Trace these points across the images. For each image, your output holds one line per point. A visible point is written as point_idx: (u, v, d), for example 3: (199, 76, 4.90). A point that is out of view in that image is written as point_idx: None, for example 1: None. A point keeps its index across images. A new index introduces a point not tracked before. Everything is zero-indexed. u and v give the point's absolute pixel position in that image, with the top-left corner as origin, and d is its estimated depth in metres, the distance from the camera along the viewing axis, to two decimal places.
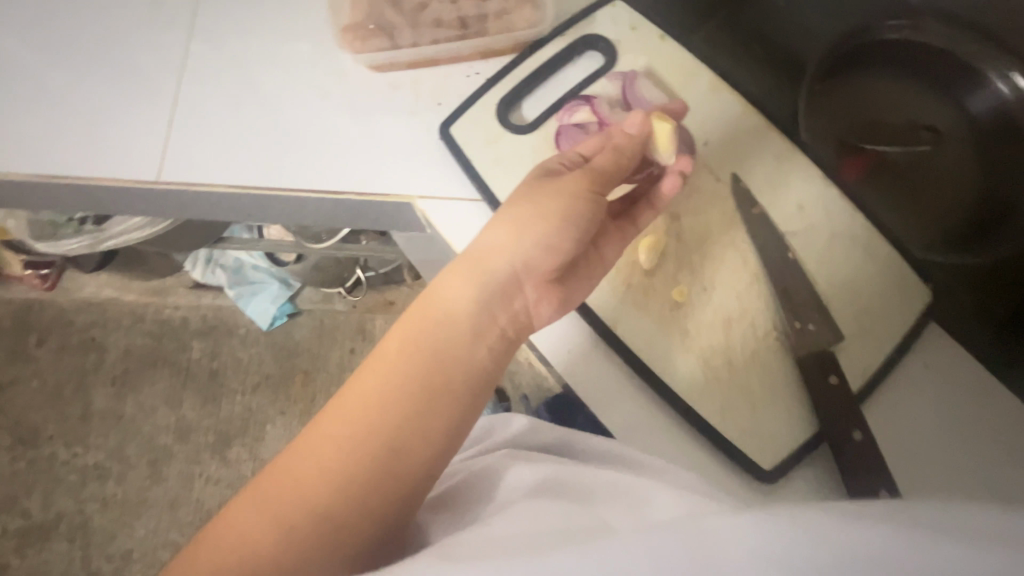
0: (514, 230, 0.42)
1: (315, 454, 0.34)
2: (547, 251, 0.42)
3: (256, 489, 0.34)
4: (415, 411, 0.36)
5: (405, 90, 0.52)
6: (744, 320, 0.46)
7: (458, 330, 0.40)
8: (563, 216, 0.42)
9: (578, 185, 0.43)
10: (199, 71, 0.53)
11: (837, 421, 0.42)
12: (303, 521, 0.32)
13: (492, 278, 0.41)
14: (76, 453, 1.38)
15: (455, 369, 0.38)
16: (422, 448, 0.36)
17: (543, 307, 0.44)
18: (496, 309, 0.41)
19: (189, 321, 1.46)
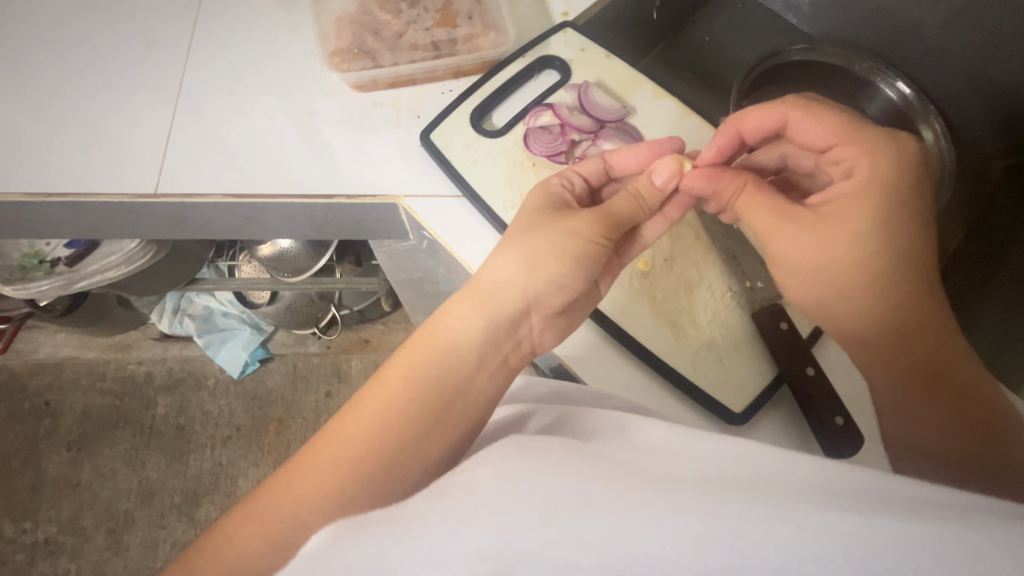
0: (518, 265, 0.45)
1: (316, 474, 0.38)
2: (555, 289, 0.46)
3: (258, 505, 0.39)
4: (416, 437, 0.39)
5: (387, 107, 0.58)
6: (703, 285, 0.53)
7: (464, 361, 0.43)
8: (573, 258, 0.46)
9: (589, 230, 0.47)
10: (194, 98, 0.58)
11: (791, 361, 0.49)
12: (293, 530, 0.37)
13: (499, 312, 0.44)
14: (25, 529, 1.27)
15: (459, 399, 0.41)
16: (416, 469, 0.39)
17: (545, 336, 0.47)
18: (501, 340, 0.44)
19: (153, 376, 1.39)
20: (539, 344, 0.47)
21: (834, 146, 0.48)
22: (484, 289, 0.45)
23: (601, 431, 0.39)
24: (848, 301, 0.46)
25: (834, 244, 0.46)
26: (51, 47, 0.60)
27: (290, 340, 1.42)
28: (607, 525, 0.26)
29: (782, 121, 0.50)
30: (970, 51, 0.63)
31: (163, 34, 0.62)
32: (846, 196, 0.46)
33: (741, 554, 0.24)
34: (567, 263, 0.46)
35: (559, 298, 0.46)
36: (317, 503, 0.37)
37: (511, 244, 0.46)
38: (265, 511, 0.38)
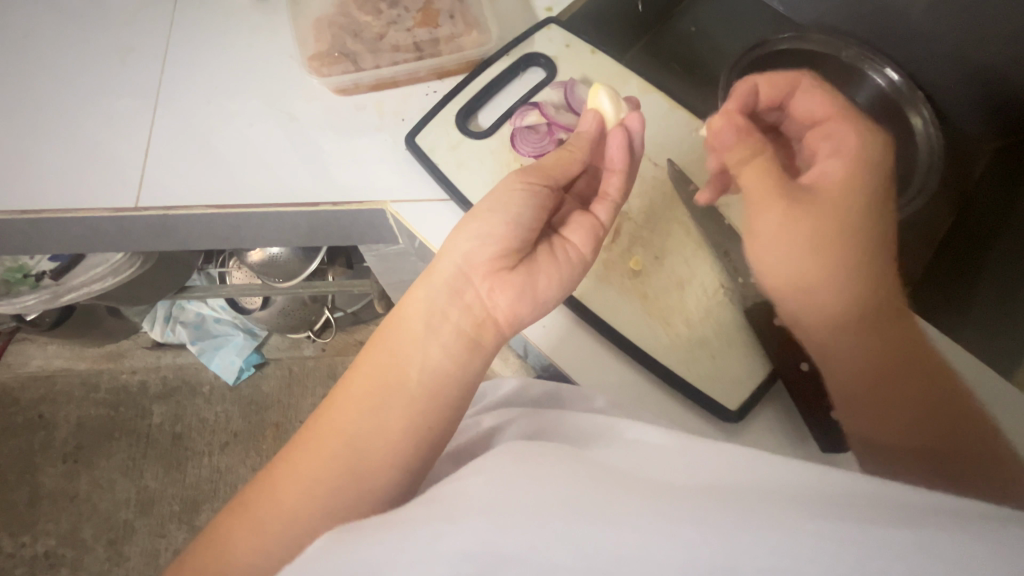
0: (452, 234, 0.45)
1: (298, 471, 0.40)
2: (482, 242, 0.44)
3: (246, 516, 0.40)
4: (375, 412, 0.40)
5: (370, 111, 0.57)
6: (695, 283, 0.53)
7: (414, 334, 0.42)
8: (495, 209, 0.45)
9: (511, 180, 0.47)
10: (172, 106, 0.57)
11: (785, 358, 0.48)
12: (277, 531, 0.38)
13: (438, 281, 0.44)
14: (24, 543, 1.26)
15: (411, 374, 0.41)
16: (380, 448, 0.39)
17: (500, 297, 0.44)
18: (445, 307, 0.43)
19: (148, 385, 1.38)
20: (494, 306, 0.44)
21: (824, 120, 0.50)
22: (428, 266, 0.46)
23: (599, 435, 0.39)
24: (829, 286, 0.45)
25: (811, 219, 0.45)
26: (22, 59, 0.59)
27: (284, 344, 1.42)
28: (606, 539, 0.25)
29: (788, 91, 0.52)
30: (957, 33, 0.62)
31: (138, 41, 0.60)
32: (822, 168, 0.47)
33: (730, 561, 0.24)
34: (494, 216, 0.45)
35: (498, 251, 0.44)
36: (297, 493, 0.39)
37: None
38: (255, 518, 0.39)
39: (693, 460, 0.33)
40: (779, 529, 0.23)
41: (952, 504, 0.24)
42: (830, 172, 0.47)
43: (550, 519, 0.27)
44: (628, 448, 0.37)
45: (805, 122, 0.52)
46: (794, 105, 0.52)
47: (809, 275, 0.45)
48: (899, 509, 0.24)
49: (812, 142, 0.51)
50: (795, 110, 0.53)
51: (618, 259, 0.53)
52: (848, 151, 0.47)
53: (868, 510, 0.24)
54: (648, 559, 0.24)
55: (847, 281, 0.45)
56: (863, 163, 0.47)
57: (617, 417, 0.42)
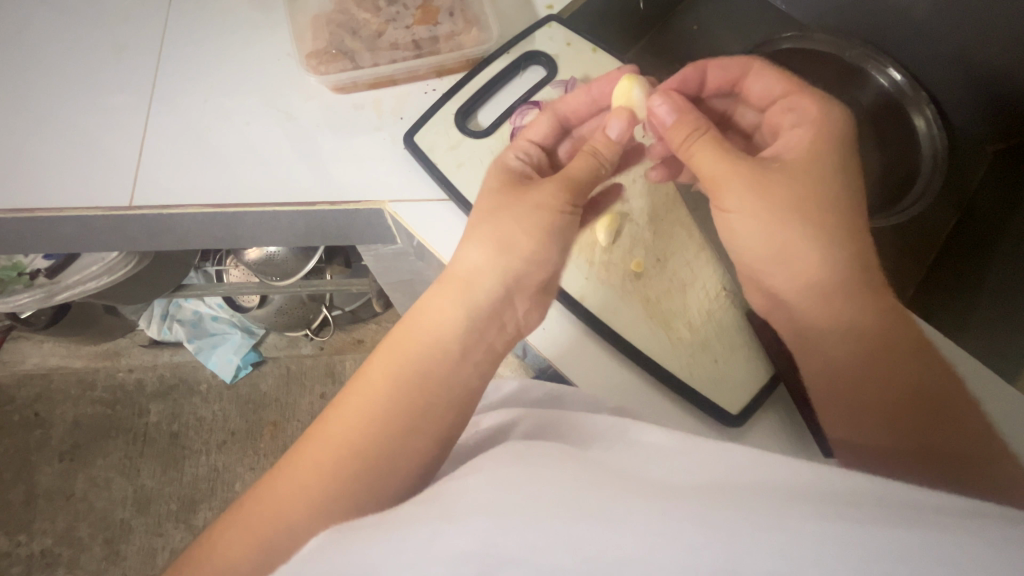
0: (495, 252, 0.46)
1: (301, 476, 0.39)
2: (534, 268, 0.47)
3: (242, 522, 0.39)
4: (402, 429, 0.41)
5: (368, 109, 0.56)
6: (697, 286, 0.52)
7: (448, 351, 0.44)
8: (545, 232, 0.47)
9: (553, 202, 0.47)
10: (167, 104, 0.56)
11: (788, 361, 0.48)
12: (274, 536, 0.38)
13: (478, 299, 0.46)
14: (20, 542, 1.26)
15: (443, 389, 0.43)
16: (402, 462, 0.40)
17: (531, 317, 0.49)
18: (483, 326, 0.46)
19: (144, 383, 1.37)
20: (524, 325, 0.48)
21: (783, 96, 0.52)
22: (461, 279, 0.46)
23: (599, 436, 0.39)
24: (807, 260, 0.47)
25: (778, 189, 0.46)
26: (15, 55, 0.58)
27: (282, 342, 1.41)
28: (606, 542, 0.25)
29: (737, 76, 0.54)
30: (962, 33, 0.62)
31: (133, 37, 0.59)
32: (792, 147, 0.48)
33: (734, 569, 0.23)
34: (541, 240, 0.47)
35: (540, 275, 0.48)
36: (303, 500, 0.38)
37: (480, 228, 0.47)
38: (251, 523, 0.39)
39: (693, 461, 0.33)
40: (780, 531, 0.23)
41: (960, 507, 0.24)
42: (795, 141, 0.49)
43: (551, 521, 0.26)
44: (628, 448, 0.36)
45: (763, 101, 0.54)
46: (748, 88, 0.54)
47: (785, 251, 0.47)
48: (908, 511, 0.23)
49: (777, 118, 0.52)
50: (750, 91, 0.54)
51: (619, 261, 0.52)
52: (809, 120, 0.49)
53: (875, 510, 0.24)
54: (651, 565, 0.24)
55: (814, 249, 0.46)
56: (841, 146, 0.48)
57: (617, 417, 0.42)
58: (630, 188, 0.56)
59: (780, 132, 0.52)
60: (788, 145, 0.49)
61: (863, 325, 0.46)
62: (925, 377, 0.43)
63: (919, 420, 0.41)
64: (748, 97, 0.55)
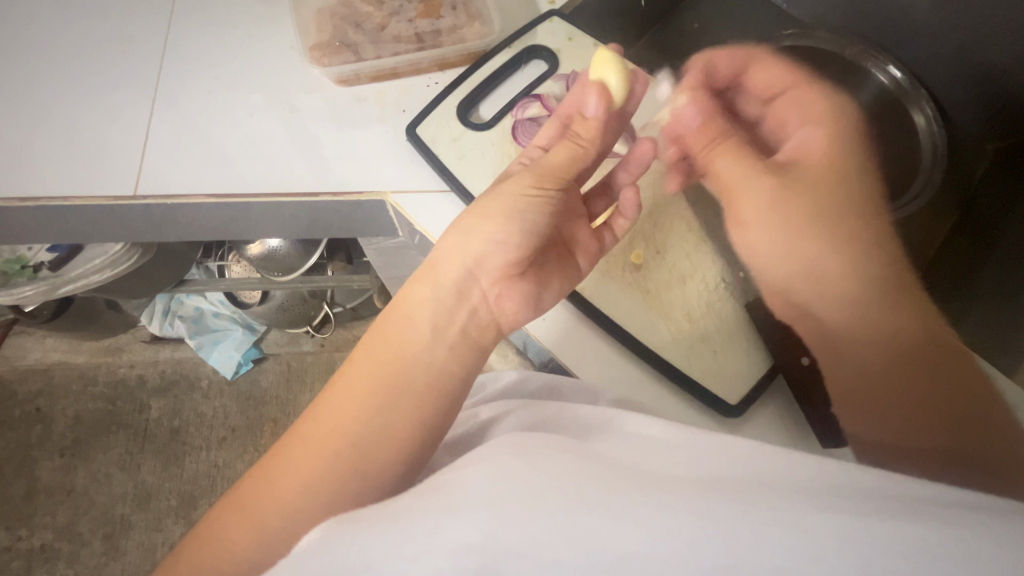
0: (463, 235, 0.44)
1: (289, 467, 0.39)
2: (498, 250, 0.43)
3: (240, 512, 0.39)
4: (373, 416, 0.40)
5: (371, 102, 0.57)
6: (697, 278, 0.52)
7: (417, 336, 0.42)
8: (509, 214, 0.44)
9: (524, 181, 0.45)
10: (172, 95, 0.56)
11: (787, 353, 0.48)
12: (269, 525, 0.38)
13: (445, 283, 0.43)
14: (20, 536, 1.26)
15: (415, 374, 0.41)
16: (386, 448, 0.39)
17: (508, 302, 0.45)
18: (453, 310, 0.43)
19: (146, 379, 1.38)
20: (499, 311, 0.45)
21: (785, 92, 0.51)
22: (432, 263, 0.45)
23: (592, 428, 0.39)
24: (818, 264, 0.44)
25: (803, 198, 0.45)
26: (21, 46, 0.58)
27: (283, 339, 1.42)
28: (606, 535, 0.25)
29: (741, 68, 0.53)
30: (960, 30, 0.62)
31: (138, 30, 0.60)
32: (810, 148, 0.48)
33: (734, 557, 0.23)
34: (509, 221, 0.43)
35: (507, 257, 0.44)
36: (285, 488, 0.39)
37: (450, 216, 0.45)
38: (254, 508, 0.39)
39: (692, 453, 0.33)
40: (780, 525, 0.23)
41: (954, 499, 0.24)
42: (811, 142, 0.48)
43: (551, 515, 0.26)
44: (627, 440, 0.36)
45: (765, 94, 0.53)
46: (750, 78, 0.53)
47: (805, 258, 0.45)
48: (904, 503, 0.24)
49: (782, 112, 0.52)
50: (749, 82, 0.53)
51: (619, 253, 0.53)
52: (819, 121, 0.49)
53: (871, 504, 0.24)
54: (650, 558, 0.24)
55: (832, 256, 0.44)
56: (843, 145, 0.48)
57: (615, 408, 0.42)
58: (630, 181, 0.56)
59: (786, 129, 0.51)
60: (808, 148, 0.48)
61: (897, 326, 0.40)
62: (962, 373, 0.38)
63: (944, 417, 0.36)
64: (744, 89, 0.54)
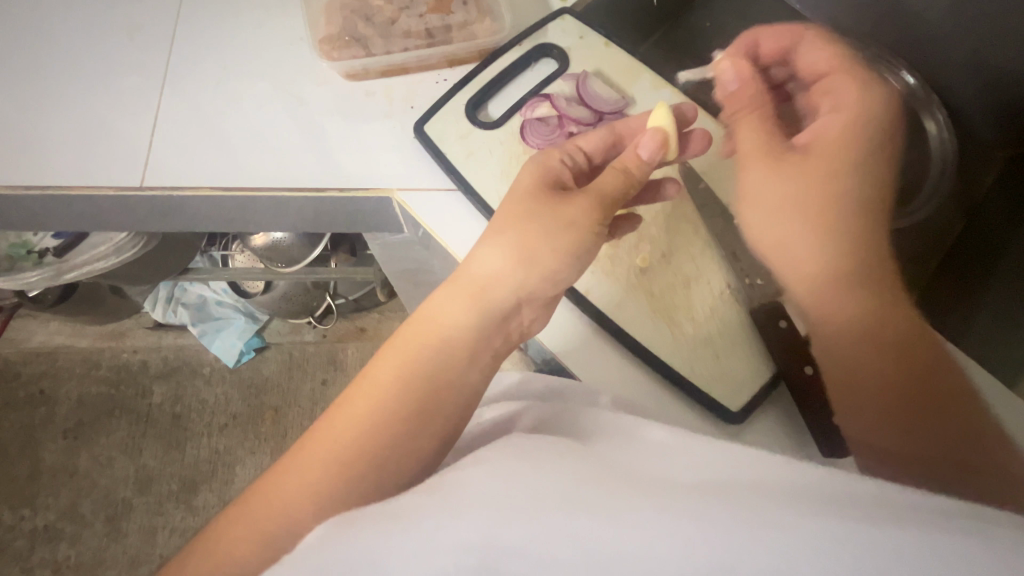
0: (514, 261, 0.46)
1: (307, 473, 0.40)
2: (548, 283, 0.47)
3: (251, 510, 0.40)
4: (404, 429, 0.41)
5: (379, 97, 0.56)
6: (702, 282, 0.51)
7: (456, 354, 0.45)
8: (566, 250, 0.46)
9: (583, 214, 0.46)
10: (180, 85, 0.56)
11: (792, 360, 0.47)
12: (283, 526, 0.38)
13: (491, 305, 0.46)
14: (23, 516, 1.27)
15: (448, 392, 0.43)
16: (408, 461, 0.41)
17: (536, 326, 0.49)
18: (491, 333, 0.46)
19: (149, 364, 1.38)
20: (528, 333, 0.49)
21: (828, 75, 0.52)
22: (476, 284, 0.46)
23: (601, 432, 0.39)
24: (803, 250, 0.46)
25: (791, 168, 0.48)
26: (31, 32, 0.58)
27: (285, 329, 1.42)
28: (608, 536, 0.25)
29: (792, 42, 0.54)
30: (974, 37, 0.61)
31: (148, 18, 0.60)
32: (830, 126, 0.49)
33: (731, 555, 0.23)
34: (561, 255, 0.46)
35: (550, 286, 0.47)
36: (306, 487, 0.39)
37: (503, 235, 0.46)
38: (263, 504, 0.40)
39: (687, 453, 0.34)
40: (779, 532, 0.23)
41: (954, 511, 0.24)
42: (830, 126, 0.49)
43: (552, 516, 0.26)
44: (627, 443, 0.37)
45: (807, 75, 0.54)
46: (800, 58, 0.54)
47: (786, 237, 0.48)
48: (900, 513, 0.24)
49: (818, 95, 0.53)
50: (797, 62, 0.54)
51: (625, 255, 0.52)
52: (847, 107, 0.49)
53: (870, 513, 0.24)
54: (653, 560, 0.24)
55: (808, 241, 0.46)
56: (857, 129, 0.49)
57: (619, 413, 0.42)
58: None
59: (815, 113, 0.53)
60: (826, 129, 0.49)
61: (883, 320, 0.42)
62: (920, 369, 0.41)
63: (925, 408, 0.39)
64: (794, 66, 0.55)
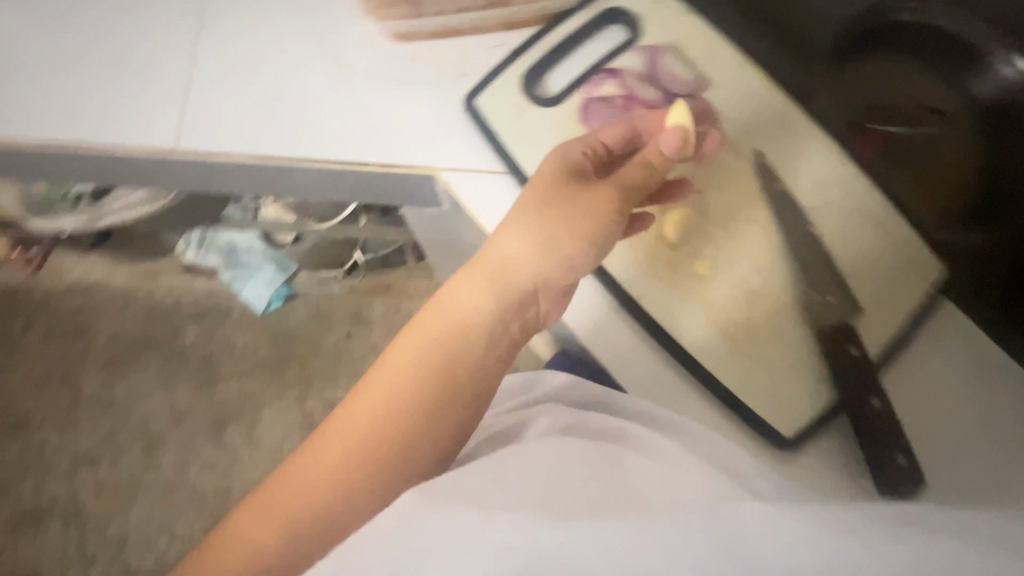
0: (534, 250, 0.45)
1: (332, 451, 0.42)
2: (567, 275, 0.46)
3: (267, 497, 0.42)
4: (423, 418, 0.43)
5: (426, 62, 0.51)
6: (767, 296, 0.47)
7: (472, 341, 0.46)
8: (588, 240, 0.44)
9: (605, 206, 0.44)
10: (214, 37, 0.52)
11: (855, 390, 0.44)
12: (299, 516, 0.41)
13: (510, 291, 0.46)
14: (67, 438, 1.35)
15: (466, 376, 0.45)
16: (426, 446, 0.43)
17: (551, 318, 0.48)
18: (507, 322, 0.46)
19: (181, 304, 1.41)
20: (544, 323, 0.48)
21: None
22: (498, 269, 0.46)
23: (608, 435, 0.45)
24: None
25: None
26: None
27: (314, 279, 1.39)
28: (607, 532, 0.35)
29: None
30: None
31: None
32: None
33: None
34: (584, 244, 0.44)
35: (568, 278, 0.46)
36: (333, 478, 0.41)
37: (526, 221, 0.45)
38: (277, 496, 0.42)
39: (672, 459, 0.41)
40: None
41: None
42: None
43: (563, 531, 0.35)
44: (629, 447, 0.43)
45: None
46: None
47: None
48: None
49: None
50: None
51: (686, 262, 0.48)
52: None
53: None
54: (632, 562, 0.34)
55: None
56: None
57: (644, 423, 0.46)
58: (708, 179, 0.50)
59: None
60: None
61: None
62: None
63: None
64: None
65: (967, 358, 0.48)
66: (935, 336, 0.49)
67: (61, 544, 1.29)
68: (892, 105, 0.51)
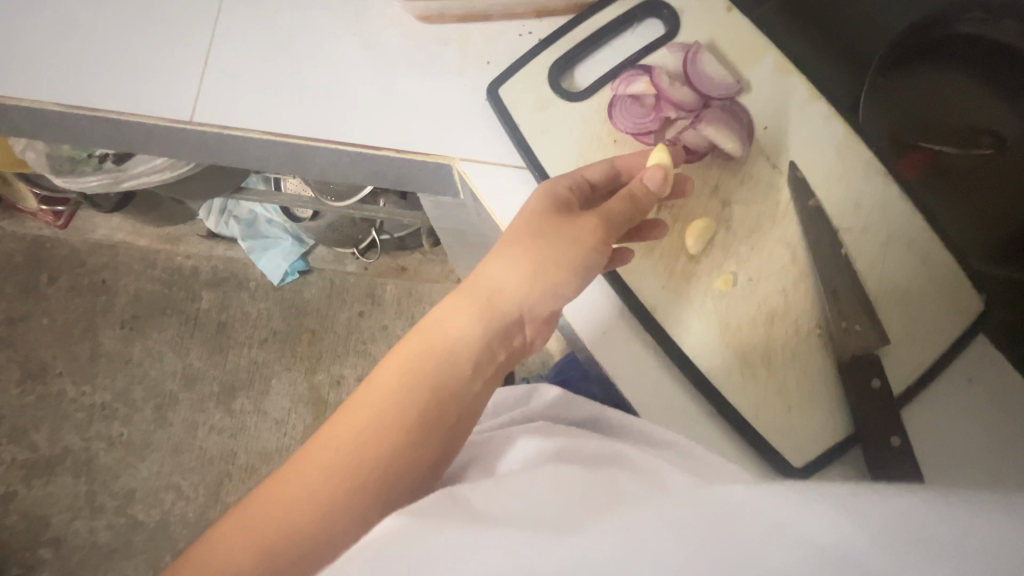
0: (528, 273, 0.41)
1: (304, 479, 0.35)
2: (555, 300, 0.43)
3: (240, 516, 0.34)
4: (407, 441, 0.37)
5: (452, 47, 0.50)
6: (787, 318, 0.45)
7: (462, 365, 0.40)
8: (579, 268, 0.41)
9: (594, 236, 0.41)
10: (239, 6, 0.51)
11: (876, 424, 0.42)
12: (281, 542, 0.33)
13: (497, 320, 0.41)
14: (83, 392, 1.38)
15: (454, 401, 0.39)
16: (410, 473, 0.37)
17: (538, 341, 0.46)
18: (496, 347, 0.42)
19: (200, 270, 1.42)
20: (528, 348, 0.45)
21: None
22: (489, 291, 0.42)
23: (596, 459, 0.39)
24: None
25: None
26: None
27: (329, 256, 1.42)
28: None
29: None
30: None
31: None
32: None
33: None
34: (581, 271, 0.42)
35: (552, 304, 0.43)
36: (307, 501, 0.34)
37: (517, 246, 0.41)
38: (255, 509, 0.34)
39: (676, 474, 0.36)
40: None
41: None
42: None
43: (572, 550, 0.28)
44: (624, 469, 0.38)
45: None
46: None
47: None
48: None
49: None
50: None
51: (705, 278, 0.46)
52: None
53: None
54: None
55: None
56: None
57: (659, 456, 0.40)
58: (737, 190, 0.47)
59: None
60: None
61: None
62: None
63: None
64: None
65: (999, 395, 0.45)
66: (965, 369, 0.45)
67: (72, 494, 1.33)
68: (953, 126, 0.46)
